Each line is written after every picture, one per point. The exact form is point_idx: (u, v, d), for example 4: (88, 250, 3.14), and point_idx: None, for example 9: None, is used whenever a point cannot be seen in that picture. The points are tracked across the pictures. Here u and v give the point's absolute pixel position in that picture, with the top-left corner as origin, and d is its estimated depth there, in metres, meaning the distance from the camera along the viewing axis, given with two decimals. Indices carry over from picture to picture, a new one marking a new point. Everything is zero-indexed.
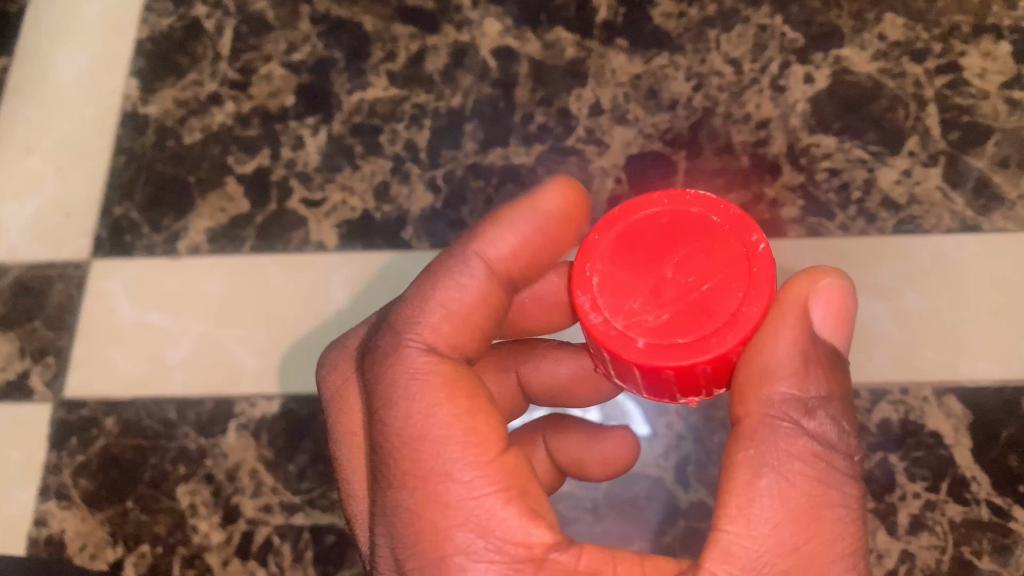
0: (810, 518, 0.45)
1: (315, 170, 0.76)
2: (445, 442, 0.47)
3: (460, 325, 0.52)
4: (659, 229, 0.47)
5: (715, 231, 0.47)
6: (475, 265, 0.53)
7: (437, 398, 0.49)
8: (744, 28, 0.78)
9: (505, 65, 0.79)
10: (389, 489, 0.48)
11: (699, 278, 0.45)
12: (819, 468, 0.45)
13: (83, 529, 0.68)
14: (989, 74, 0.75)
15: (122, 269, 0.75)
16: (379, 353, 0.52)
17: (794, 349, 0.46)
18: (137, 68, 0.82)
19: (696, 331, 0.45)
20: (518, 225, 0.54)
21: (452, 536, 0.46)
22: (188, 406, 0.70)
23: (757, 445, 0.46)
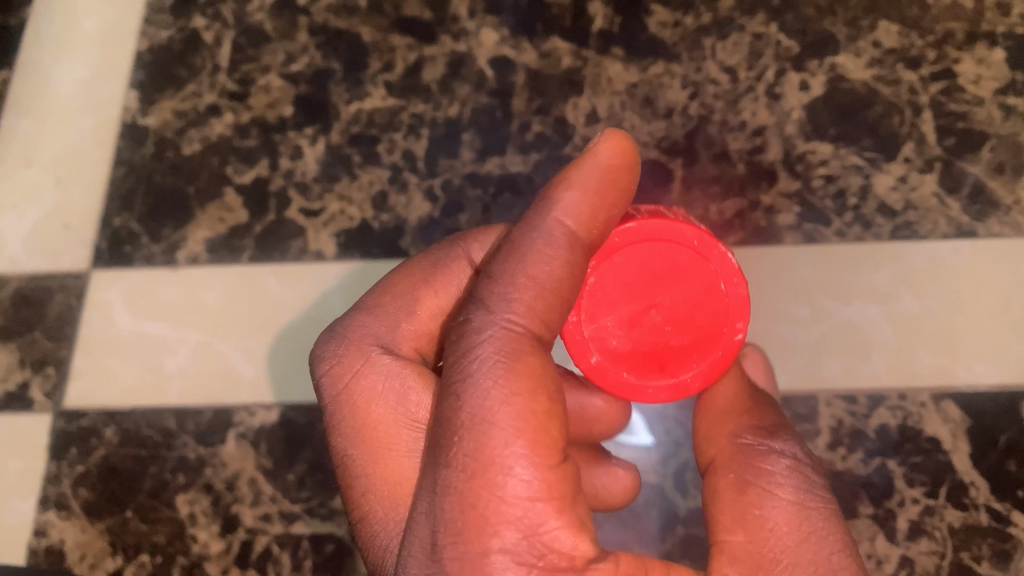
0: (801, 517, 0.48)
1: (313, 180, 0.77)
2: (516, 433, 0.45)
3: (551, 301, 0.50)
4: (670, 267, 0.52)
5: (713, 295, 0.52)
6: (558, 234, 0.51)
7: (518, 388, 0.46)
8: (740, 37, 0.78)
9: (502, 74, 0.79)
10: (445, 470, 0.46)
11: (674, 330, 0.52)
12: (797, 475, 0.50)
13: (83, 539, 0.68)
14: (983, 80, 0.75)
15: (122, 279, 0.76)
16: (474, 326, 0.49)
17: (740, 397, 0.55)
18: (136, 80, 0.82)
19: (643, 375, 0.52)
20: (590, 186, 0.52)
21: (498, 533, 0.45)
22: (187, 415, 0.70)
23: (734, 469, 0.51)
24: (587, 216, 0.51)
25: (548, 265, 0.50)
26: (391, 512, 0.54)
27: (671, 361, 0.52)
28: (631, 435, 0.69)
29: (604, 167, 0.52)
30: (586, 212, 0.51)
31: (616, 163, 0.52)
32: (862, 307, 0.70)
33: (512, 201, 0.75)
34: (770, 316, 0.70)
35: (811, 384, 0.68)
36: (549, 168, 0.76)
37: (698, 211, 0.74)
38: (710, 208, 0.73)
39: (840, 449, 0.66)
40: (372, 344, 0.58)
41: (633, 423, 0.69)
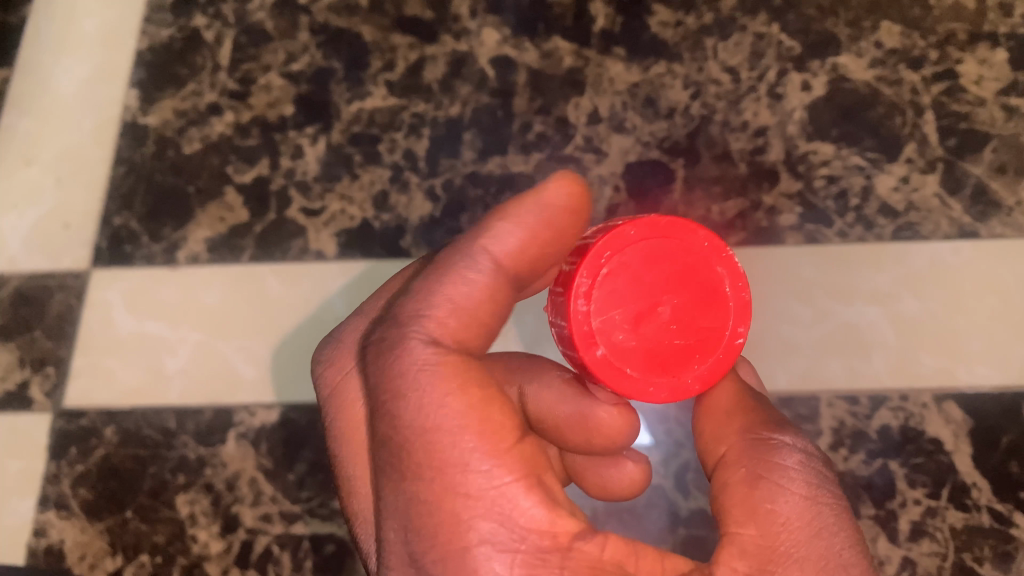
0: (812, 512, 0.48)
1: (314, 179, 0.77)
2: (452, 435, 0.45)
3: (467, 321, 0.49)
4: (685, 265, 0.48)
5: (719, 299, 0.49)
6: (483, 261, 0.51)
7: (448, 389, 0.46)
8: (742, 37, 0.78)
9: (503, 74, 0.79)
10: (399, 482, 0.46)
11: (680, 332, 0.48)
12: (807, 470, 0.50)
13: (83, 539, 0.68)
14: (985, 81, 0.75)
15: (122, 279, 0.75)
16: (386, 344, 0.49)
17: (739, 397, 0.56)
18: (137, 79, 0.82)
19: (646, 373, 0.48)
20: (524, 220, 0.51)
21: (474, 526, 0.45)
22: (187, 415, 0.70)
23: (745, 463, 0.51)
24: (517, 246, 0.51)
25: (472, 283, 0.50)
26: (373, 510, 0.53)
27: (676, 363, 0.48)
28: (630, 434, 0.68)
29: (550, 205, 0.51)
30: (519, 242, 0.51)
31: (564, 203, 0.51)
32: (864, 308, 0.70)
33: None
34: (771, 316, 0.70)
35: (812, 385, 0.68)
36: (550, 168, 0.76)
37: (700, 211, 0.73)
38: (711, 208, 0.73)
39: (841, 450, 0.66)
40: (359, 348, 0.58)
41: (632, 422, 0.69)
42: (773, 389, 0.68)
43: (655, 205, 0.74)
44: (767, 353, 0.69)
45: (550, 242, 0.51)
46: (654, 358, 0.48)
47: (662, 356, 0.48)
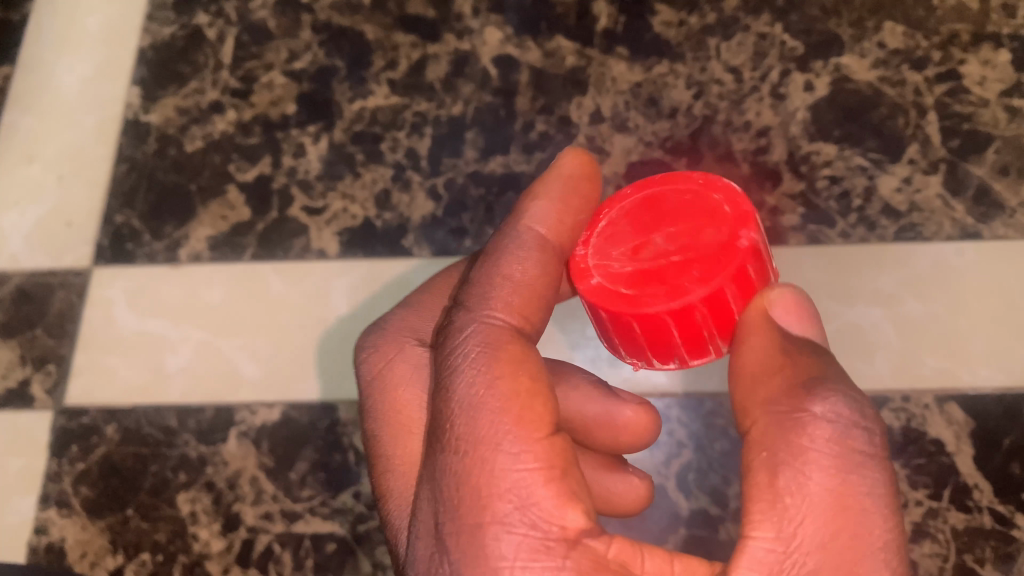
0: (834, 510, 0.44)
1: (316, 178, 0.77)
2: (495, 412, 0.47)
3: (525, 297, 0.53)
4: (676, 200, 0.51)
5: (716, 217, 0.50)
6: (529, 239, 0.55)
7: (499, 371, 0.48)
8: (744, 37, 0.78)
9: (506, 73, 0.79)
10: (439, 452, 0.47)
11: (675, 249, 0.49)
12: (837, 456, 0.45)
13: (83, 538, 0.67)
14: (988, 82, 0.75)
15: (123, 277, 0.75)
16: (455, 324, 0.52)
17: (772, 349, 0.49)
18: (139, 77, 0.82)
19: (640, 289, 0.49)
20: (554, 193, 0.56)
21: (491, 506, 0.45)
22: (188, 414, 0.70)
23: (768, 448, 0.46)
24: (553, 220, 0.55)
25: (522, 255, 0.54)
26: (406, 491, 0.53)
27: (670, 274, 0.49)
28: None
29: (565, 174, 0.57)
30: (553, 214, 0.56)
31: (578, 172, 0.57)
32: (865, 310, 0.70)
33: (515, 200, 0.74)
34: None
35: None
36: (552, 167, 0.76)
37: None
38: None
39: None
40: (410, 337, 0.59)
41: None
42: None
43: None
44: None
45: (576, 211, 0.56)
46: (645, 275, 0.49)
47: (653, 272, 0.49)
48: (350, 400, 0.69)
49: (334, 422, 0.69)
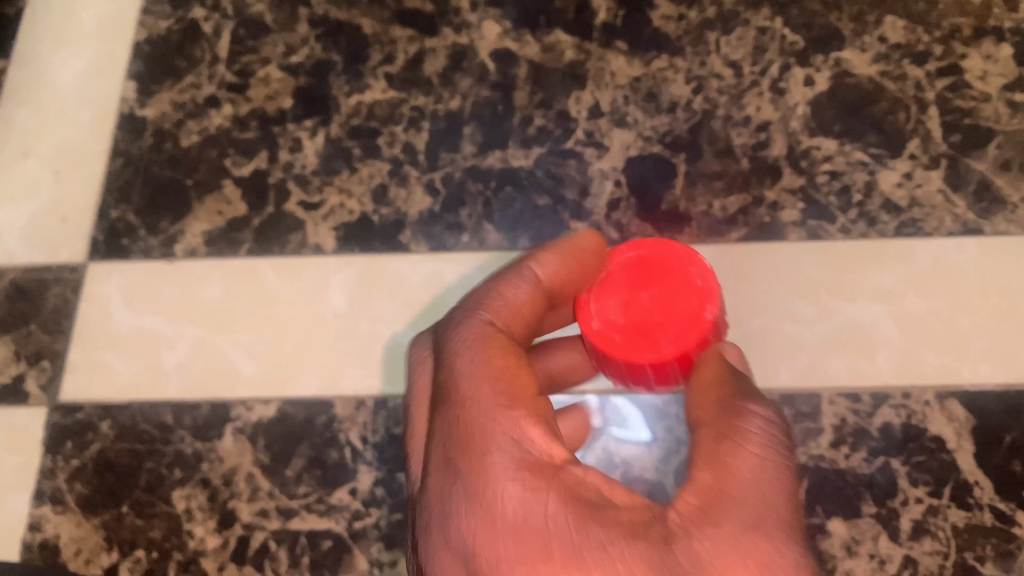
0: (757, 463, 0.47)
1: (313, 173, 0.76)
2: (487, 376, 0.51)
3: (515, 314, 0.56)
4: (663, 265, 0.57)
5: (693, 287, 0.56)
6: (526, 277, 0.57)
7: (492, 353, 0.52)
8: (744, 31, 0.78)
9: (505, 68, 0.78)
10: (443, 413, 0.50)
11: (659, 312, 0.56)
12: (765, 433, 0.48)
13: (77, 535, 0.67)
14: (990, 77, 0.75)
15: (119, 272, 0.75)
16: (451, 321, 0.55)
17: (725, 373, 0.53)
18: (135, 71, 0.82)
19: (629, 341, 0.56)
20: (560, 251, 0.58)
21: (490, 441, 0.48)
22: (184, 410, 0.70)
23: (713, 423, 0.50)
24: (553, 272, 0.57)
25: (523, 285, 0.57)
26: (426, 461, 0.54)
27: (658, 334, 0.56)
28: (628, 430, 0.68)
29: (573, 246, 0.58)
30: (554, 267, 0.57)
31: (593, 248, 0.58)
32: (866, 306, 0.69)
33: (513, 196, 0.74)
34: (774, 313, 0.69)
35: (814, 382, 0.67)
36: (550, 162, 0.75)
37: (702, 207, 0.73)
38: (713, 204, 0.73)
39: (842, 447, 0.66)
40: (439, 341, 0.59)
41: (629, 417, 0.68)
42: (775, 386, 0.67)
43: (656, 200, 0.73)
44: (770, 351, 0.68)
45: (578, 276, 0.57)
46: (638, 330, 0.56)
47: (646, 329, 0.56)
48: (347, 396, 0.69)
49: (330, 419, 0.68)
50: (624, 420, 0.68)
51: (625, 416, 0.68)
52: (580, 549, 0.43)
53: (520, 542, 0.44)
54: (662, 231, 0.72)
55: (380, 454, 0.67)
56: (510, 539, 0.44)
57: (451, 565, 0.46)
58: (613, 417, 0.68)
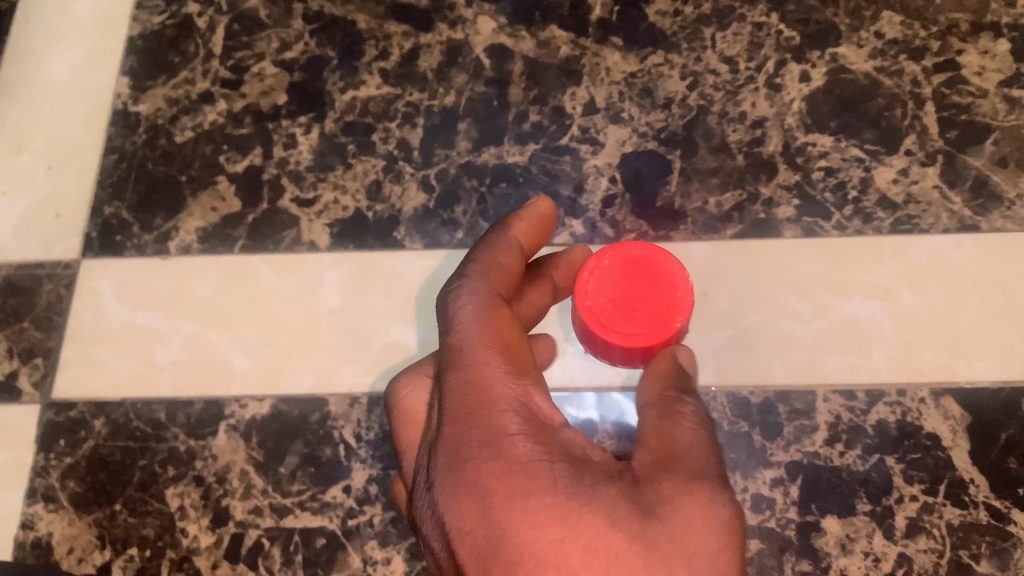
0: (704, 443, 0.53)
1: (307, 169, 0.76)
2: (494, 339, 0.54)
3: (506, 283, 0.58)
4: (660, 272, 0.60)
5: (674, 301, 0.59)
6: (513, 244, 0.60)
7: (498, 319, 0.55)
8: (740, 27, 0.77)
9: (500, 63, 0.78)
10: (454, 374, 0.52)
11: (640, 308, 0.59)
12: (703, 422, 0.54)
13: (70, 533, 0.67)
14: (987, 72, 0.74)
15: (113, 269, 0.74)
16: (451, 289, 0.57)
17: (674, 368, 0.57)
18: (128, 66, 0.81)
19: (607, 322, 0.60)
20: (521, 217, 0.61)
21: (506, 405, 0.50)
22: (177, 407, 0.70)
23: (658, 413, 0.55)
24: (522, 233, 0.60)
25: (514, 255, 0.59)
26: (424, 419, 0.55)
27: (638, 323, 0.59)
28: (625, 424, 0.67)
29: (541, 213, 0.61)
30: (528, 233, 0.61)
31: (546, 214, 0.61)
32: (862, 303, 0.69)
33: (508, 192, 0.74)
34: (769, 310, 0.69)
35: (809, 379, 0.67)
36: (545, 158, 0.75)
37: (697, 203, 0.72)
38: (708, 201, 0.72)
39: (837, 445, 0.66)
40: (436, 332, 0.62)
41: (626, 412, 0.68)
42: (770, 383, 0.67)
43: (652, 197, 0.73)
44: (765, 348, 0.68)
45: (540, 238, 0.61)
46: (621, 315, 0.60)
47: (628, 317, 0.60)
48: (341, 393, 0.69)
49: (324, 416, 0.68)
50: (622, 415, 0.68)
51: (623, 411, 0.68)
52: (585, 494, 0.47)
53: (536, 485, 0.47)
54: (657, 227, 0.72)
55: (374, 451, 0.67)
56: (524, 479, 0.47)
57: (466, 501, 0.47)
58: (611, 411, 0.68)
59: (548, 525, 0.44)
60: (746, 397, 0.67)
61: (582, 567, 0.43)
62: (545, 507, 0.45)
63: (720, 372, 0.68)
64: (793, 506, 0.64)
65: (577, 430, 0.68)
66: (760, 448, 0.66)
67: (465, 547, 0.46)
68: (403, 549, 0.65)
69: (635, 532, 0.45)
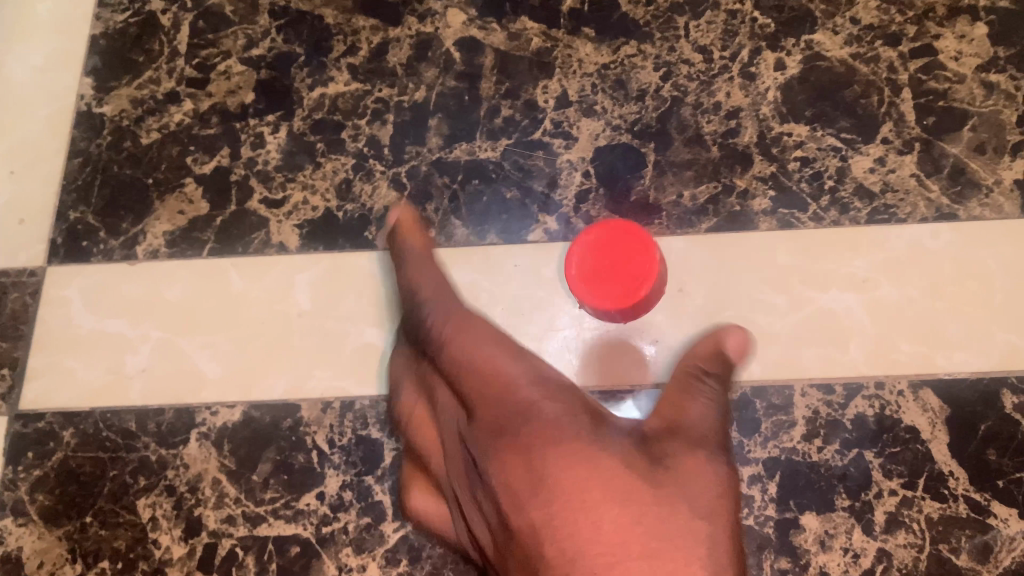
0: (718, 423, 0.56)
1: (275, 169, 0.75)
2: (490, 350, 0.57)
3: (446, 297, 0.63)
4: (640, 241, 0.64)
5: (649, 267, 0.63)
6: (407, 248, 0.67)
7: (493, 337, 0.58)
8: (714, 15, 0.76)
9: (470, 57, 0.77)
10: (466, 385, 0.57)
11: (620, 273, 0.64)
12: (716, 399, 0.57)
13: (40, 547, 0.66)
14: (965, 57, 0.73)
15: (80, 276, 0.73)
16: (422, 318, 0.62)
17: (716, 354, 0.59)
18: (92, 66, 0.80)
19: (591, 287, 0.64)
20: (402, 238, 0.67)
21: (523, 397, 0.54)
22: (148, 416, 0.69)
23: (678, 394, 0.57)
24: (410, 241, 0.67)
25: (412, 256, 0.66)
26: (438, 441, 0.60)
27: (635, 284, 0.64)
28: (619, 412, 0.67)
29: (407, 221, 0.68)
30: (415, 235, 0.68)
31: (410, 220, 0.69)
32: (839, 295, 0.68)
33: (480, 189, 0.73)
34: (747, 304, 0.68)
35: (786, 374, 0.66)
36: (518, 153, 0.74)
37: (671, 196, 0.71)
38: (682, 194, 0.71)
39: (815, 440, 0.65)
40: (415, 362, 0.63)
41: (620, 400, 0.67)
42: (748, 378, 0.66)
43: (626, 191, 0.72)
44: None
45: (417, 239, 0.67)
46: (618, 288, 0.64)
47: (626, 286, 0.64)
48: (313, 398, 0.68)
49: (296, 422, 0.67)
50: (617, 402, 0.67)
51: (617, 399, 0.67)
52: (606, 453, 0.50)
53: (574, 462, 0.49)
54: (632, 222, 0.71)
55: (347, 456, 0.66)
56: (558, 451, 0.50)
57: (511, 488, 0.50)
58: (605, 400, 0.67)
59: (587, 488, 0.48)
60: None
61: (604, 503, 0.47)
62: (564, 456, 0.50)
63: None
64: (771, 503, 0.64)
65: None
66: (738, 445, 0.65)
67: (523, 522, 0.49)
68: (378, 556, 0.64)
69: (652, 481, 0.49)
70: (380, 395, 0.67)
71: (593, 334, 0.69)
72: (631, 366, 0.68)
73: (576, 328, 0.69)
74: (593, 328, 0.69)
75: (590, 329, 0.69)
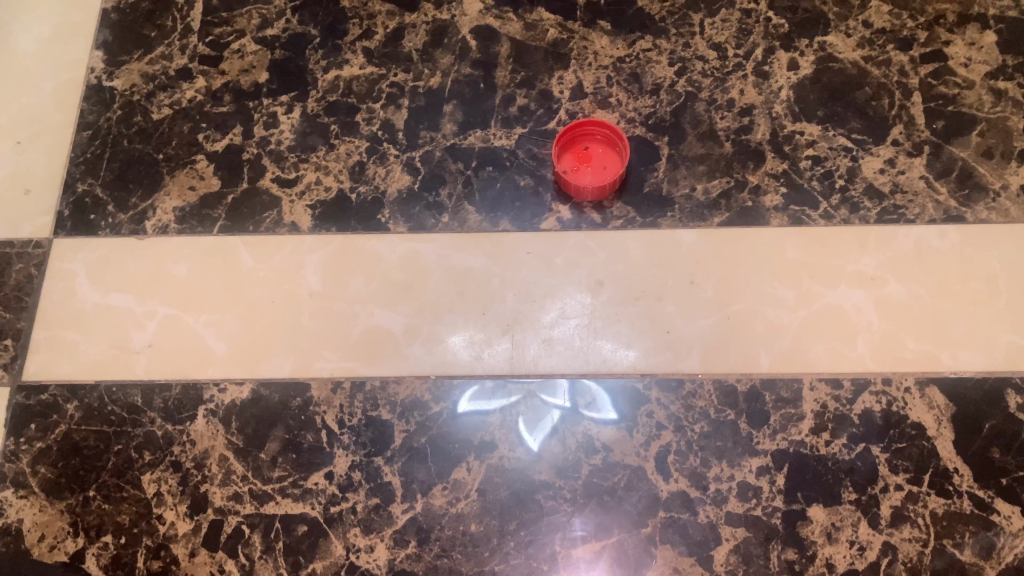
0: None
1: (288, 149, 0.75)
2: None
3: None
4: (575, 163, 0.73)
5: (576, 154, 0.74)
6: None
7: None
8: (729, 13, 0.77)
9: (486, 45, 0.77)
10: None
11: (585, 155, 0.74)
12: None
13: (41, 520, 0.66)
14: (973, 64, 0.75)
15: (86, 250, 0.72)
16: None
17: None
18: (103, 40, 0.80)
19: (598, 155, 0.73)
20: None
21: None
22: (154, 390, 0.68)
23: None
24: None
25: None
26: None
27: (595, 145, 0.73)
28: (599, 407, 0.66)
29: None
30: None
31: None
32: (847, 291, 0.69)
33: (494, 176, 0.73)
34: (756, 298, 0.69)
35: (795, 367, 0.67)
36: (532, 142, 0.74)
37: (684, 190, 0.72)
38: (695, 187, 0.72)
39: (823, 434, 0.65)
40: None
41: (607, 391, 0.67)
42: (756, 370, 0.67)
43: (639, 183, 0.72)
44: (752, 335, 0.68)
45: None
46: (577, 152, 0.74)
47: (587, 154, 0.74)
48: (322, 378, 0.68)
49: (305, 402, 0.67)
50: (593, 398, 0.67)
51: (594, 395, 0.67)
52: None
53: None
54: (645, 213, 0.71)
55: (356, 437, 0.67)
56: None
57: None
58: (582, 396, 0.67)
59: None
60: (732, 384, 0.67)
61: None
62: None
63: (707, 359, 0.67)
64: (779, 494, 0.64)
65: (548, 413, 0.66)
66: (747, 436, 0.66)
67: None
68: (386, 536, 0.64)
69: None
70: (390, 376, 0.68)
71: (599, 323, 0.69)
72: (642, 353, 0.68)
73: (587, 314, 0.69)
74: (604, 314, 0.69)
75: (600, 315, 0.69)
